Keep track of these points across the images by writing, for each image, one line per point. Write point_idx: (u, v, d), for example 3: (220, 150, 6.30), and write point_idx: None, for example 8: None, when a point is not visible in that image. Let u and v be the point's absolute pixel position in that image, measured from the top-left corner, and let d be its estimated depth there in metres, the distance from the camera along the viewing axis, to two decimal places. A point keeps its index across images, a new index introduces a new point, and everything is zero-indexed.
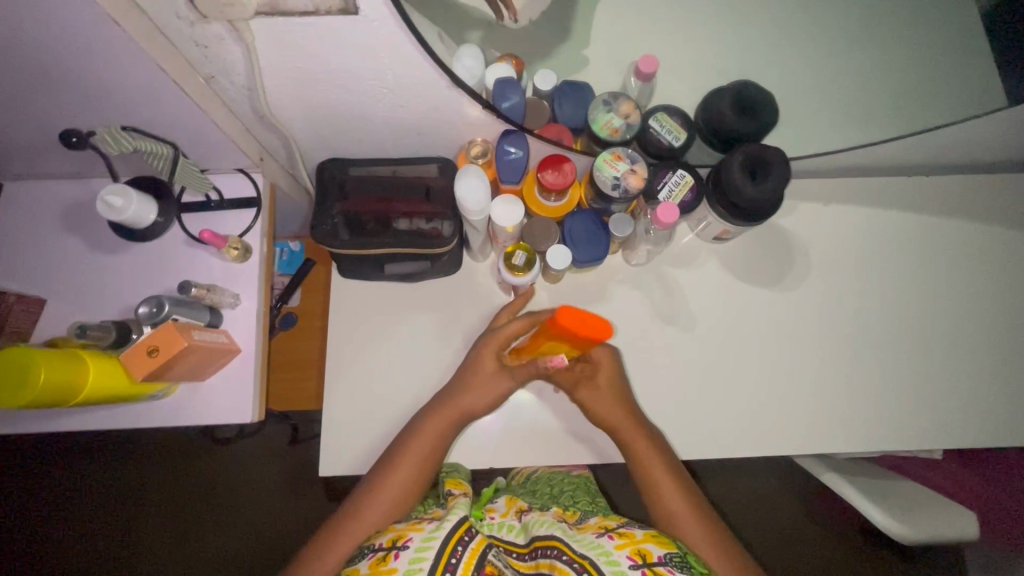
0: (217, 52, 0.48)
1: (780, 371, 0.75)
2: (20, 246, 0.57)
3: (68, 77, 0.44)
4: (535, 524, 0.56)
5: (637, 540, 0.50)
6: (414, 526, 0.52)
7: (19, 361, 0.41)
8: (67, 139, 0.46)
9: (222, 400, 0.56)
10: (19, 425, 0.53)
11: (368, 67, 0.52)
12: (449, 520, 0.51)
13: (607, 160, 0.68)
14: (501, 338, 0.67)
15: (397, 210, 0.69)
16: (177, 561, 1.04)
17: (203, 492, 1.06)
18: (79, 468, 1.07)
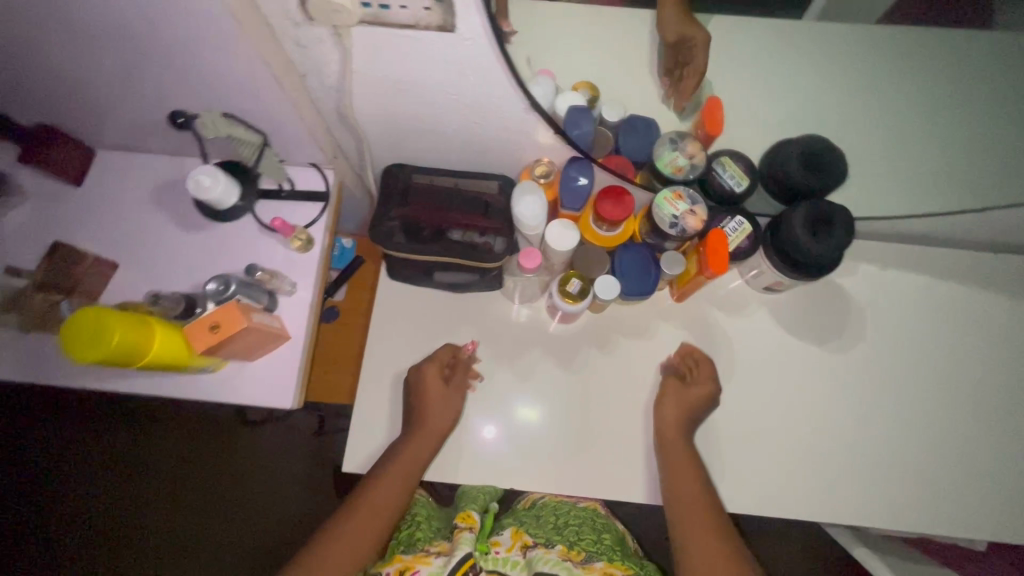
0: (316, 52, 0.50)
1: (819, 433, 0.72)
2: (105, 211, 0.61)
3: (180, 59, 0.48)
4: (540, 561, 0.67)
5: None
6: (420, 559, 0.67)
7: (97, 322, 0.43)
8: (177, 121, 0.56)
9: (264, 381, 0.57)
10: (76, 381, 0.56)
11: (451, 82, 0.54)
12: (455, 556, 0.66)
13: (668, 197, 0.69)
14: (437, 360, 0.71)
15: (454, 220, 0.71)
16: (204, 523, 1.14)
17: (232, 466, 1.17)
18: (142, 447, 1.17)
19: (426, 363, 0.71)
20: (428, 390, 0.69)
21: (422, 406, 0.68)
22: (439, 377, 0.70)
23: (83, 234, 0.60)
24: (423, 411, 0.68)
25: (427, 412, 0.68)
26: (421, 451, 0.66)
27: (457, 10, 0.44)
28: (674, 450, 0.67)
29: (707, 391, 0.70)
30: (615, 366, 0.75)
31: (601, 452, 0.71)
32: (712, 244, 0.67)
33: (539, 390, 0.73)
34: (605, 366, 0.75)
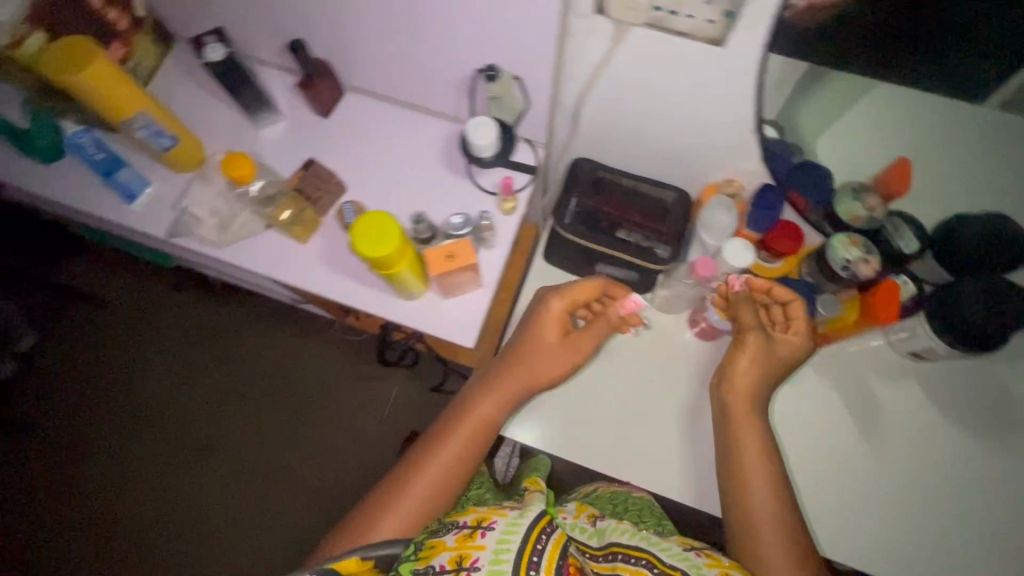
0: (584, 42, 0.57)
1: (947, 507, 0.71)
2: (349, 142, 0.71)
3: (476, 22, 0.57)
4: (614, 532, 0.61)
5: (725, 565, 0.54)
6: (494, 511, 0.53)
7: (386, 224, 0.50)
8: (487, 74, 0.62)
9: (456, 321, 0.64)
10: (267, 265, 0.64)
11: (686, 91, 0.60)
12: (530, 510, 0.53)
13: (844, 241, 0.71)
14: (573, 296, 0.68)
15: (630, 219, 0.75)
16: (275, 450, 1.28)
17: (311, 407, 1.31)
18: (257, 348, 1.35)
19: (553, 296, 0.68)
20: (544, 334, 0.67)
21: (529, 350, 0.67)
22: (556, 323, 0.68)
23: (329, 158, 0.70)
24: (535, 351, 0.67)
25: (537, 354, 0.67)
26: (522, 392, 0.66)
27: (733, 26, 0.50)
28: (746, 421, 0.64)
29: (790, 345, 0.66)
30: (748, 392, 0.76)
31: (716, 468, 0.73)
32: (885, 294, 0.70)
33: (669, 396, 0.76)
34: None
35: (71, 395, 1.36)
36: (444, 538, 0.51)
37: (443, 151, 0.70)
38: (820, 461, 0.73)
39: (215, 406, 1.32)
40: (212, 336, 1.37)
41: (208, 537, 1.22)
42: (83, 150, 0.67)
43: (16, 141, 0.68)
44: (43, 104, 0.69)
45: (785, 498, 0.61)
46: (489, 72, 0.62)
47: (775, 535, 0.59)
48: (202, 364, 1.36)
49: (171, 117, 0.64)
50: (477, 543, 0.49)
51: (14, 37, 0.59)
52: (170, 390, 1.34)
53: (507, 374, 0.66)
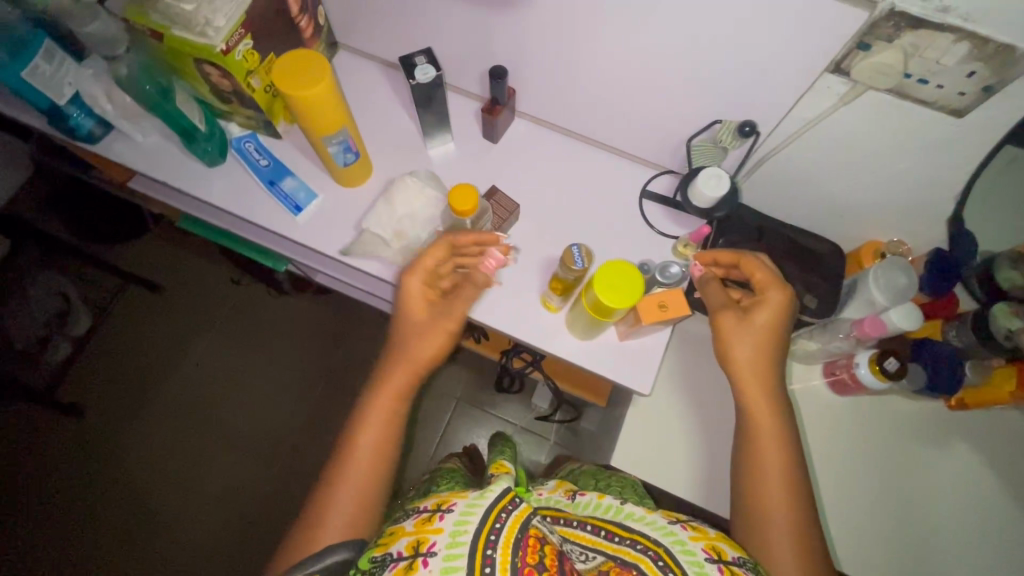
0: (806, 99, 0.56)
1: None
2: (518, 168, 0.70)
3: (693, 66, 0.56)
4: (589, 503, 0.55)
5: (711, 537, 0.48)
6: (457, 494, 0.52)
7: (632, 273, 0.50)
8: (741, 129, 0.58)
9: (634, 368, 0.62)
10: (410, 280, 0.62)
11: (892, 155, 0.59)
12: (493, 490, 0.50)
13: (1005, 311, 0.70)
14: (450, 246, 0.58)
15: (788, 270, 0.74)
16: (277, 420, 1.29)
17: (320, 384, 1.32)
18: (289, 360, 1.34)
19: (450, 234, 0.59)
20: (408, 305, 0.59)
21: (405, 324, 0.60)
22: (418, 280, 0.59)
23: (496, 182, 0.69)
24: (421, 324, 0.59)
25: (416, 324, 0.59)
26: (412, 366, 0.59)
27: (986, 102, 0.50)
28: (767, 431, 0.55)
29: (771, 311, 0.57)
30: (880, 451, 0.76)
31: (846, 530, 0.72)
32: None
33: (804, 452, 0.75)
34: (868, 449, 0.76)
35: (88, 380, 1.32)
36: (405, 523, 0.51)
37: (612, 185, 0.70)
38: (956, 530, 0.72)
39: (237, 413, 1.29)
40: (245, 340, 1.35)
41: (208, 519, 1.21)
42: (249, 154, 0.67)
43: (185, 141, 0.64)
44: (214, 104, 0.66)
45: (804, 515, 0.53)
46: (749, 126, 0.58)
47: (783, 527, 0.52)
48: (231, 360, 1.34)
49: (357, 134, 0.62)
50: (435, 527, 0.48)
51: (229, 45, 0.54)
52: (190, 351, 1.35)
53: (394, 355, 0.59)
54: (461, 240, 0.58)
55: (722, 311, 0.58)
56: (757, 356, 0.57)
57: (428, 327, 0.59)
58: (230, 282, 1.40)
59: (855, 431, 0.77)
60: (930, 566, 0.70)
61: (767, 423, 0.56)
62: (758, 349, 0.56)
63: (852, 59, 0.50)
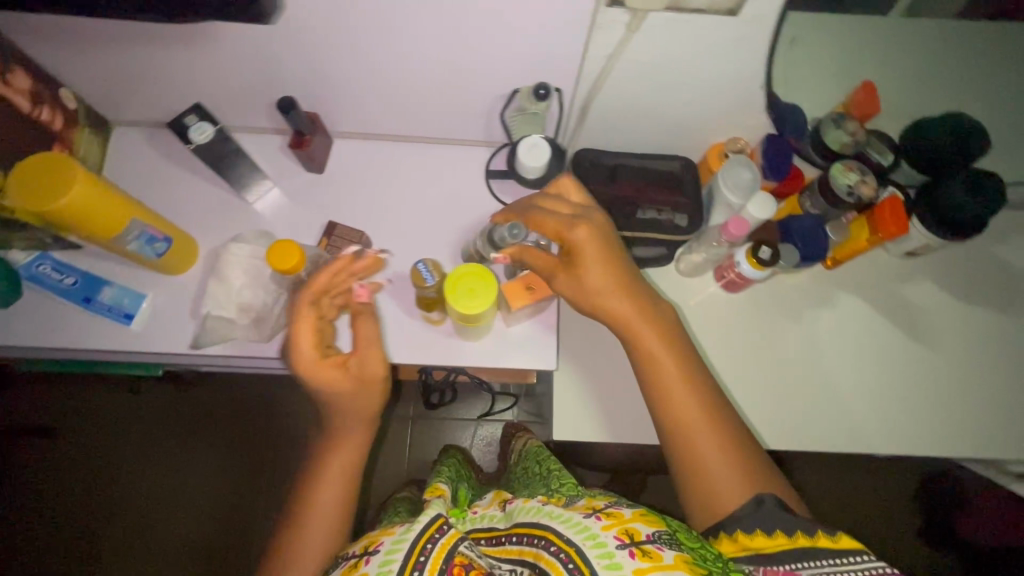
0: (600, 38, 0.55)
1: (978, 383, 0.79)
2: (351, 190, 0.66)
3: (481, 35, 0.53)
4: (519, 513, 0.55)
5: (625, 519, 0.48)
6: (387, 530, 0.51)
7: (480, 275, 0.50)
8: (537, 92, 0.58)
9: (532, 348, 0.63)
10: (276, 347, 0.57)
11: (700, 63, 0.60)
12: (418, 520, 0.49)
13: (841, 169, 0.76)
14: (307, 313, 0.53)
15: (651, 198, 0.75)
16: (196, 486, 1.18)
17: (225, 431, 1.21)
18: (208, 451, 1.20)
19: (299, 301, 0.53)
20: (316, 378, 0.54)
21: (337, 394, 0.55)
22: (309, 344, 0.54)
23: (334, 211, 0.65)
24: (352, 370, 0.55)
25: (347, 377, 0.55)
26: (364, 422, 0.59)
27: None
28: (667, 350, 0.55)
29: (590, 243, 0.54)
30: (784, 337, 0.80)
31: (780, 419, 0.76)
32: (890, 208, 0.75)
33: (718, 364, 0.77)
34: (774, 338, 0.80)
35: None
36: (333, 575, 0.50)
37: (452, 176, 0.68)
38: (862, 374, 0.78)
39: (151, 502, 1.17)
40: (129, 431, 1.21)
41: None
42: (49, 278, 0.58)
43: None
44: None
45: (732, 427, 0.55)
46: (542, 88, 0.58)
47: (712, 437, 0.54)
48: (115, 453, 1.19)
49: (156, 216, 0.56)
50: (361, 572, 0.48)
51: None
52: (67, 460, 1.19)
53: (342, 416, 0.58)
54: (320, 281, 0.53)
55: (558, 274, 0.56)
56: (614, 277, 0.56)
57: (365, 366, 0.55)
58: (98, 392, 1.22)
59: (756, 325, 0.80)
60: (850, 415, 0.77)
61: (663, 345, 0.55)
62: (600, 285, 0.55)
63: None
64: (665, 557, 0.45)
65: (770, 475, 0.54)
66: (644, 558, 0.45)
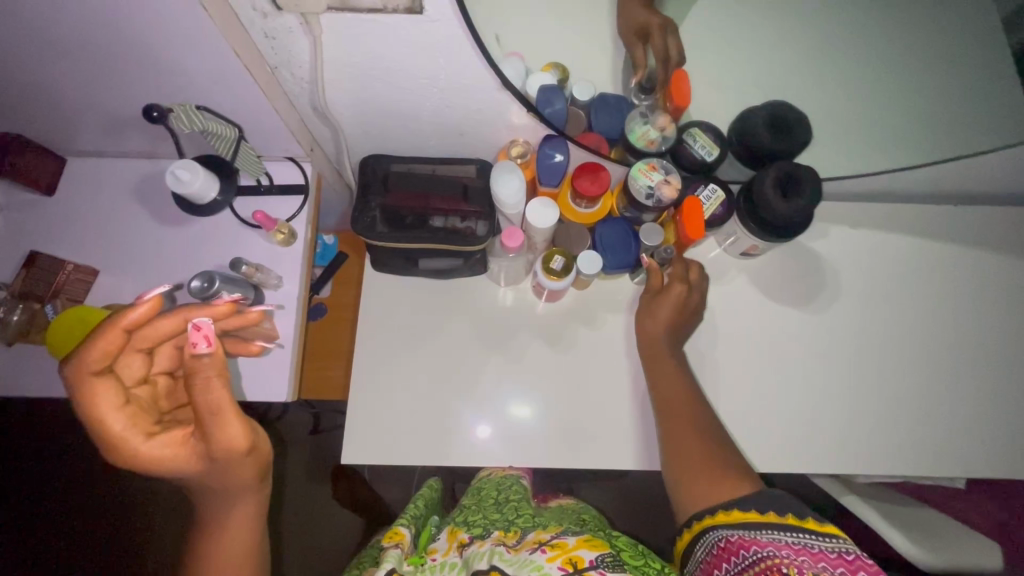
0: (284, 43, 0.50)
1: (792, 386, 0.75)
2: (96, 216, 0.64)
3: (145, 52, 0.48)
4: (474, 559, 0.63)
5: (569, 550, 0.59)
6: None
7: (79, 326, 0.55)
8: (148, 115, 0.53)
9: (276, 370, 0.62)
10: (16, 387, 0.59)
11: (423, 68, 0.54)
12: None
13: (642, 169, 0.70)
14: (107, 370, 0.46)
15: (434, 207, 0.71)
16: (77, 517, 1.18)
17: (100, 459, 1.20)
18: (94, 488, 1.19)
19: (80, 361, 0.45)
20: (164, 458, 0.48)
21: (211, 488, 0.53)
22: (129, 419, 0.47)
23: (76, 241, 0.63)
24: (206, 445, 0.49)
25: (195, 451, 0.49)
26: (250, 511, 0.56)
27: None
28: (658, 363, 0.72)
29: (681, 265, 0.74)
30: (595, 352, 0.77)
31: (586, 439, 0.73)
32: (688, 210, 0.69)
33: (517, 386, 0.75)
34: (585, 356, 0.76)
35: None
36: None
37: None
38: None
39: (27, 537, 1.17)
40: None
41: None
42: None
43: None
44: None
45: (703, 427, 0.67)
46: (155, 111, 0.53)
47: (693, 450, 0.64)
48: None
49: None
50: None
51: None
52: None
53: (217, 503, 0.55)
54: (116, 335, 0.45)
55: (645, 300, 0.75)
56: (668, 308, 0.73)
57: (214, 439, 0.48)
58: None
59: (565, 345, 0.77)
60: None
61: (663, 360, 0.72)
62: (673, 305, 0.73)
63: None
64: None
65: (734, 464, 0.63)
66: None
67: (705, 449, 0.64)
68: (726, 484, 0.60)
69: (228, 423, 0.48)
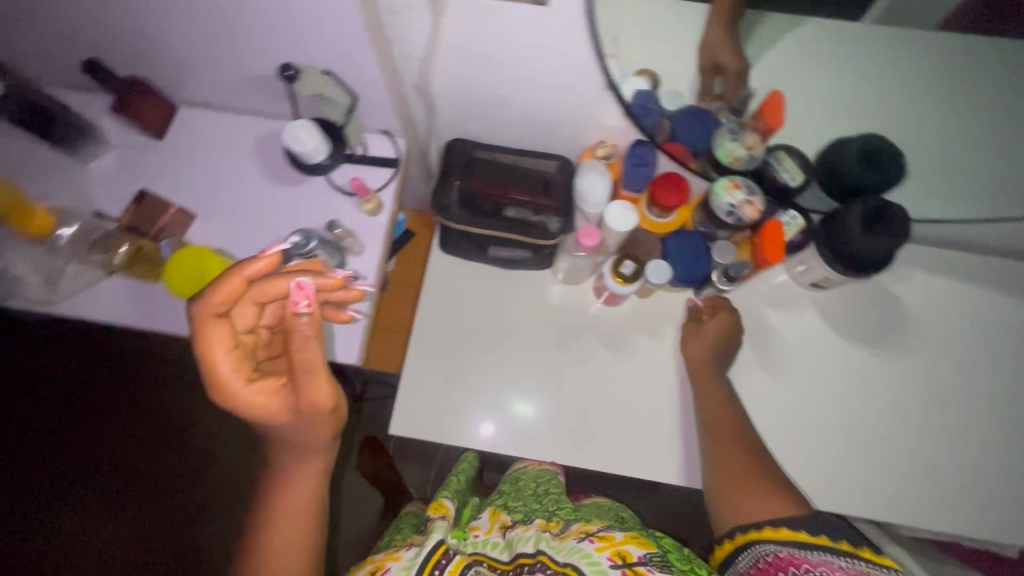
0: (410, 20, 0.52)
1: (841, 428, 0.73)
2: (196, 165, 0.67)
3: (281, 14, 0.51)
4: (518, 542, 0.64)
5: (618, 543, 0.58)
6: (390, 558, 0.64)
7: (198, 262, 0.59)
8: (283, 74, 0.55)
9: (348, 334, 0.64)
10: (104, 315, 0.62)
11: (536, 59, 0.55)
12: (423, 549, 0.63)
13: (726, 186, 0.69)
14: (223, 315, 0.49)
15: (512, 198, 0.73)
16: (115, 451, 1.21)
17: (146, 397, 1.24)
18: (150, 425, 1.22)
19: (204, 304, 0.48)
20: (258, 406, 0.50)
21: (287, 442, 0.55)
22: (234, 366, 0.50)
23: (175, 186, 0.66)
24: (296, 399, 0.51)
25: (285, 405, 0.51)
26: (315, 470, 0.59)
27: None
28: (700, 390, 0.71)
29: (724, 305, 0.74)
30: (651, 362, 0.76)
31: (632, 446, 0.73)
32: (772, 232, 0.69)
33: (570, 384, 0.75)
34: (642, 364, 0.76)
35: None
36: None
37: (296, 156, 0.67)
38: None
39: (67, 463, 1.20)
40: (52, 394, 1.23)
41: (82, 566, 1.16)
42: None
43: None
44: None
45: (750, 458, 0.65)
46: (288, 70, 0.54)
47: (736, 473, 0.63)
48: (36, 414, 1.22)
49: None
50: None
51: None
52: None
53: (289, 457, 0.57)
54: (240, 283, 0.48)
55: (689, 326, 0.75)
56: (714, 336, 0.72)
57: (304, 396, 0.50)
58: (27, 352, 1.25)
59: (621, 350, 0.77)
60: None
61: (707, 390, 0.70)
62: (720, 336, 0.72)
63: None
64: None
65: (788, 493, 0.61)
66: None
67: (749, 472, 0.63)
68: (776, 501, 0.60)
69: (318, 384, 0.50)
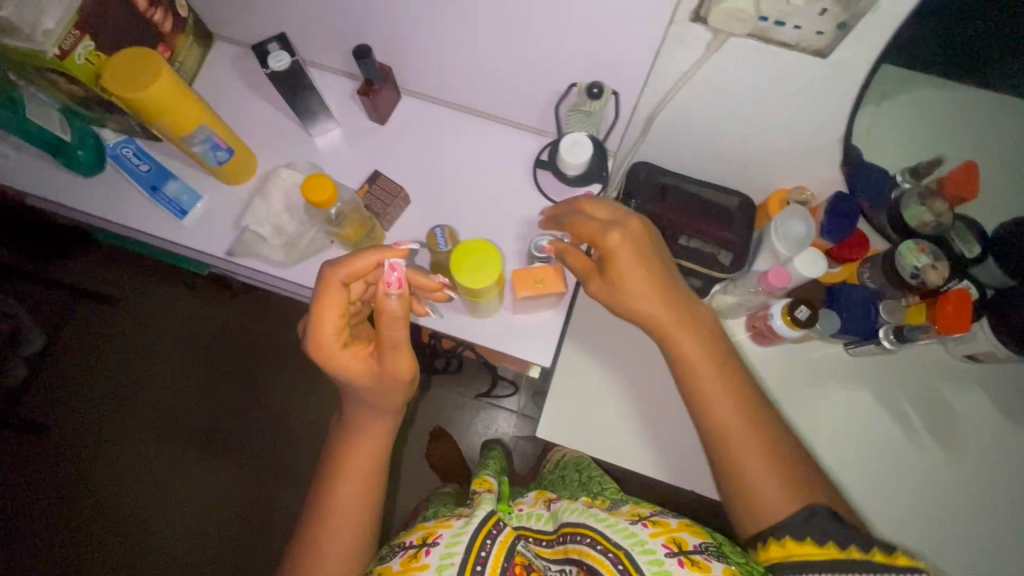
0: (677, 53, 0.54)
1: (987, 515, 0.71)
2: None
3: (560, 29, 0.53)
4: (563, 513, 0.62)
5: (672, 530, 0.53)
6: (441, 526, 0.60)
7: (496, 258, 0.55)
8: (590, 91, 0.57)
9: (536, 338, 0.65)
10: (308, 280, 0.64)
11: (780, 102, 0.57)
12: (475, 517, 0.59)
13: (913, 248, 0.70)
14: (342, 286, 0.53)
15: (696, 227, 0.72)
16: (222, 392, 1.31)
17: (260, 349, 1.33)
18: (236, 389, 1.31)
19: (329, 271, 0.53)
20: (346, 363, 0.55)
21: (362, 402, 0.59)
22: (337, 324, 0.54)
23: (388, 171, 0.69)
24: (382, 365, 0.55)
25: (373, 369, 0.56)
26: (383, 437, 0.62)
27: (847, 39, 0.48)
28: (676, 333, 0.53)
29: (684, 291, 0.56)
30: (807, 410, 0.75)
31: None
32: (958, 303, 0.69)
33: None
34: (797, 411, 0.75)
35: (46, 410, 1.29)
36: (391, 561, 0.58)
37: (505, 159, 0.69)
38: (878, 468, 0.73)
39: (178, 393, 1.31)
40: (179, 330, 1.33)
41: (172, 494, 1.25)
42: (129, 161, 0.65)
43: (56, 155, 0.62)
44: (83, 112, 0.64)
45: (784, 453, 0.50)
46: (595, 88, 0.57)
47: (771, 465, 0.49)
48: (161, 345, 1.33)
49: (226, 129, 0.60)
50: (422, 563, 0.55)
51: (62, 49, 0.53)
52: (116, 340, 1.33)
53: (368, 419, 0.60)
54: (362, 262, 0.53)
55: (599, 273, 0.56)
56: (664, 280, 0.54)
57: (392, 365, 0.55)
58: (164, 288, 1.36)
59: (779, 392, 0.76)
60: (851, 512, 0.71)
61: (675, 325, 0.53)
62: (640, 255, 0.54)
63: (707, 6, 0.47)
64: (713, 568, 0.49)
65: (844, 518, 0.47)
66: (692, 567, 0.49)
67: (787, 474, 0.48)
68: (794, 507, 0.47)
69: (403, 355, 0.55)
